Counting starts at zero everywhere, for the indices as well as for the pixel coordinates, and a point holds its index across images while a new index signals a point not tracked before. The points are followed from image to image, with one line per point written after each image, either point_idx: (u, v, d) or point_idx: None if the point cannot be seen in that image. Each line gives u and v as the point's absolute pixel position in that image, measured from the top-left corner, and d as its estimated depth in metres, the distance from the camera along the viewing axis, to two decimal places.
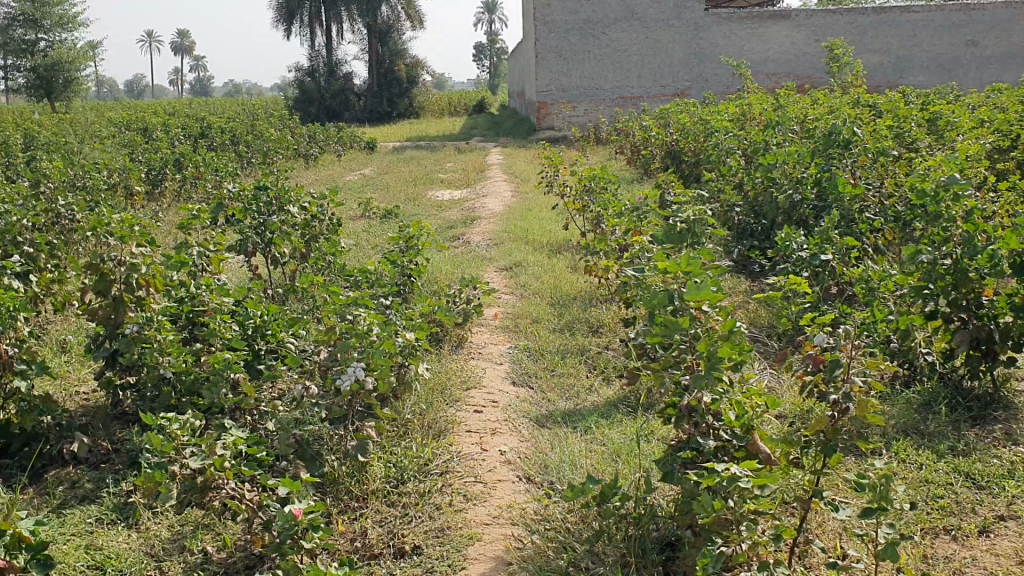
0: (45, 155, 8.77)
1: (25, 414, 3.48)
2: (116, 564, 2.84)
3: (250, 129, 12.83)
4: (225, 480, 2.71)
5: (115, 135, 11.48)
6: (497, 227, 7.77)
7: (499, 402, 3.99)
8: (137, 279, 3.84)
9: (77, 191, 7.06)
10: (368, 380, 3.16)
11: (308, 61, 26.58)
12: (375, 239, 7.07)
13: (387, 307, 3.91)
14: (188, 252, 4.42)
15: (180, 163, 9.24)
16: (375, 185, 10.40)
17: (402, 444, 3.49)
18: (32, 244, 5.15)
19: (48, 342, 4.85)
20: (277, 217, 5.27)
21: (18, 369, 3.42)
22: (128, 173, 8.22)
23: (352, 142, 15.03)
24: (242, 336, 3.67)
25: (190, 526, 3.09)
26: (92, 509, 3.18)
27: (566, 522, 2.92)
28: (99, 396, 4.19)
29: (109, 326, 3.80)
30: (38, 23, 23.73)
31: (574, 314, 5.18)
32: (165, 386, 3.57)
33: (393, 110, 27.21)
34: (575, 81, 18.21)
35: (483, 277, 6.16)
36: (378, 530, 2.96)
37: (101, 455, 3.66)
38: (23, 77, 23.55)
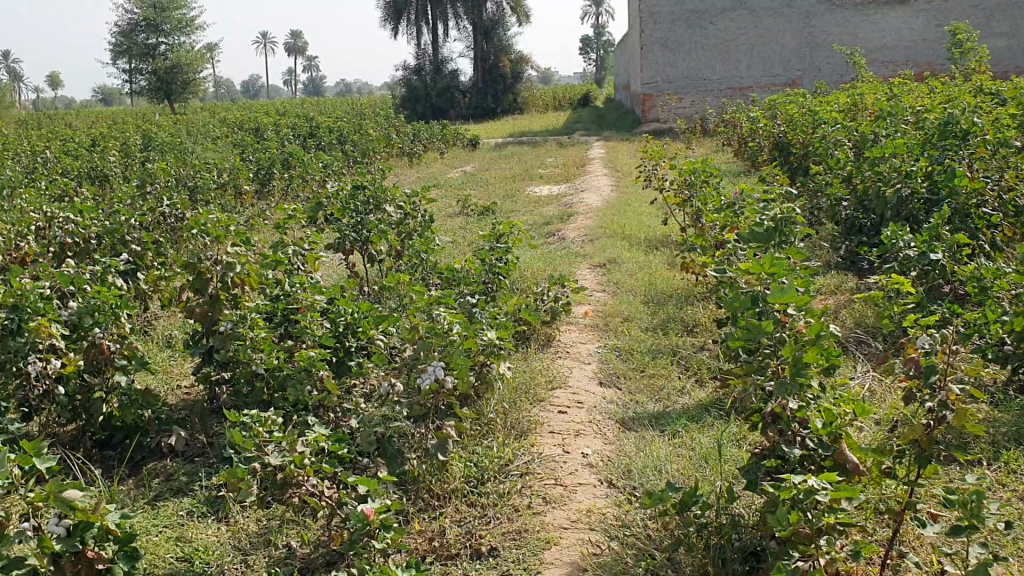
0: (158, 156, 9.17)
1: (126, 408, 3.71)
2: (204, 556, 2.94)
3: (356, 127, 13.11)
4: (305, 477, 2.73)
5: (227, 136, 11.93)
6: (594, 222, 7.71)
7: (584, 403, 3.95)
8: (232, 278, 3.97)
9: (186, 191, 7.36)
10: (447, 379, 3.14)
11: (416, 61, 27.06)
12: (471, 235, 7.11)
13: (472, 305, 3.90)
14: (285, 250, 4.53)
15: (288, 162, 9.54)
16: (475, 181, 10.45)
17: (483, 444, 3.50)
18: (140, 242, 5.39)
19: (155, 338, 5.10)
20: (373, 216, 5.35)
21: (119, 364, 3.65)
22: (237, 172, 8.51)
23: (455, 138, 15.12)
24: (333, 333, 3.73)
25: (276, 520, 3.18)
26: (184, 501, 3.31)
27: (646, 529, 2.86)
28: (199, 391, 4.39)
29: (206, 323, 3.92)
30: (159, 28, 24.87)
31: (668, 313, 5.09)
32: (258, 381, 3.66)
33: (497, 106, 27.33)
34: (682, 71, 17.96)
35: (576, 274, 6.10)
36: (456, 530, 2.97)
37: (197, 449, 3.85)
38: (145, 79, 24.61)
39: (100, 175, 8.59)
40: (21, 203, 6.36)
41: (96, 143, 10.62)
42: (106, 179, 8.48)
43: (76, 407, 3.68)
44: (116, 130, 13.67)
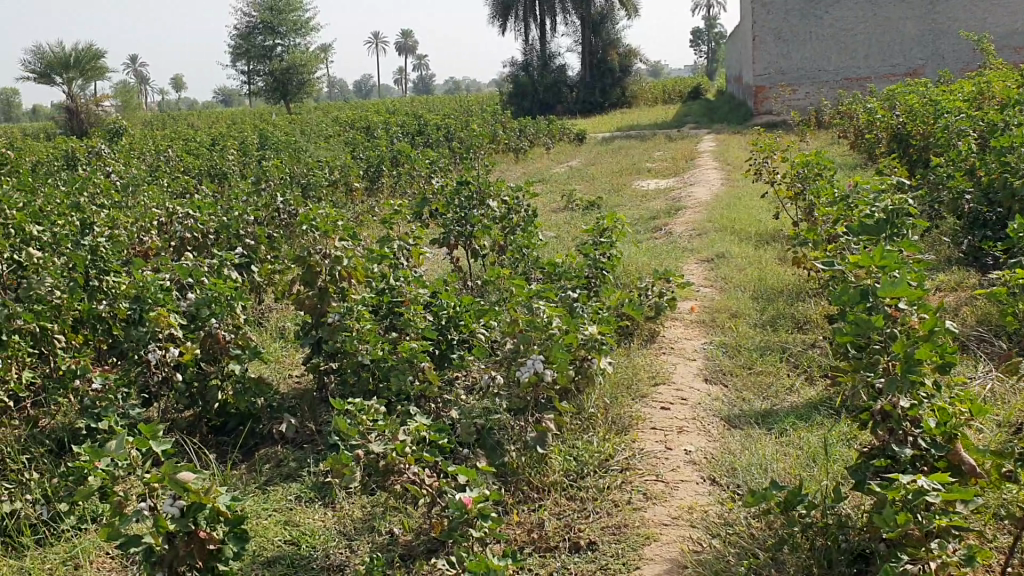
0: (273, 155, 9.49)
1: (241, 395, 3.88)
2: (311, 541, 3.06)
3: (464, 124, 13.25)
4: (406, 465, 2.78)
5: (339, 134, 12.25)
6: (702, 216, 7.58)
7: (688, 400, 3.89)
8: (340, 271, 4.11)
9: (298, 187, 7.59)
10: (547, 372, 3.14)
11: (524, 57, 27.17)
12: (576, 230, 7.10)
13: (574, 299, 3.91)
14: (390, 245, 4.62)
15: (396, 159, 9.72)
16: (581, 176, 10.42)
17: (584, 438, 3.49)
18: (254, 237, 5.60)
19: (269, 330, 5.28)
20: (477, 210, 5.40)
21: (233, 353, 3.82)
22: (348, 169, 8.73)
23: (562, 134, 15.09)
24: (436, 326, 3.79)
25: (379, 508, 3.26)
26: (293, 487, 3.46)
27: (749, 528, 2.80)
28: (309, 380, 4.55)
29: (315, 314, 4.06)
30: (275, 30, 25.69)
31: (777, 310, 4.96)
32: (364, 372, 3.76)
33: (606, 100, 27.17)
34: (796, 63, 17.45)
35: (682, 269, 6.01)
36: (555, 523, 2.97)
37: (307, 435, 4.01)
38: (262, 80, 25.46)
39: (219, 173, 8.94)
40: (145, 199, 6.67)
41: (215, 142, 11.05)
42: (225, 177, 8.81)
43: (194, 394, 3.86)
44: (235, 130, 14.18)
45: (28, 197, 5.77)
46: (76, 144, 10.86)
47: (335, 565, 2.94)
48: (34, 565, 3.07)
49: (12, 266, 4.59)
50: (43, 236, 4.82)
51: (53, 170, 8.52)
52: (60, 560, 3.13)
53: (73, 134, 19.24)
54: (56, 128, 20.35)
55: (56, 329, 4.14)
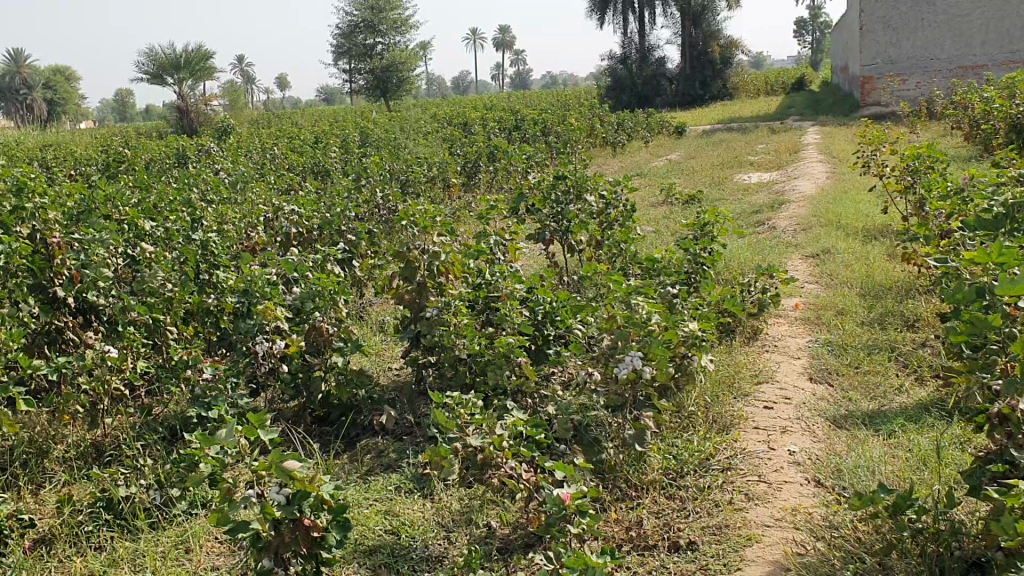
0: (374, 152, 9.68)
1: (342, 386, 4.00)
2: (410, 531, 3.12)
3: (562, 118, 13.23)
4: (504, 459, 2.78)
5: (438, 131, 12.39)
6: (807, 211, 7.39)
7: (792, 399, 3.79)
8: (438, 266, 4.14)
9: (398, 183, 7.72)
10: (646, 369, 3.10)
11: (622, 50, 26.96)
12: (675, 225, 7.01)
13: (674, 296, 3.87)
14: (487, 240, 4.64)
15: (494, 155, 9.77)
16: (681, 170, 10.28)
17: (683, 436, 3.45)
18: (355, 233, 5.72)
19: (369, 323, 5.38)
20: (575, 206, 5.37)
21: (336, 346, 3.93)
22: (446, 166, 8.81)
23: (661, 127, 14.91)
24: (532, 321, 3.79)
25: (477, 500, 3.30)
26: (393, 478, 3.53)
27: (855, 531, 2.71)
28: (408, 373, 4.62)
29: (415, 309, 4.13)
30: (375, 27, 26.14)
31: (886, 307, 4.80)
32: (461, 366, 3.80)
33: (705, 93, 26.77)
34: (906, 52, 16.86)
35: (786, 265, 5.87)
36: (654, 522, 2.94)
37: (406, 427, 4.09)
38: (363, 79, 25.94)
39: (322, 170, 9.15)
40: (252, 196, 6.88)
41: (318, 140, 11.31)
42: (327, 174, 9.02)
43: (299, 385, 3.98)
44: (337, 127, 14.49)
45: (143, 193, 6.02)
46: (188, 142, 11.27)
47: (434, 556, 2.98)
48: (148, 548, 3.20)
49: (128, 260, 4.79)
50: (156, 231, 5.01)
51: (167, 167, 8.86)
52: (172, 542, 3.26)
53: (184, 133, 19.98)
54: (168, 127, 21.15)
55: (169, 321, 4.31)
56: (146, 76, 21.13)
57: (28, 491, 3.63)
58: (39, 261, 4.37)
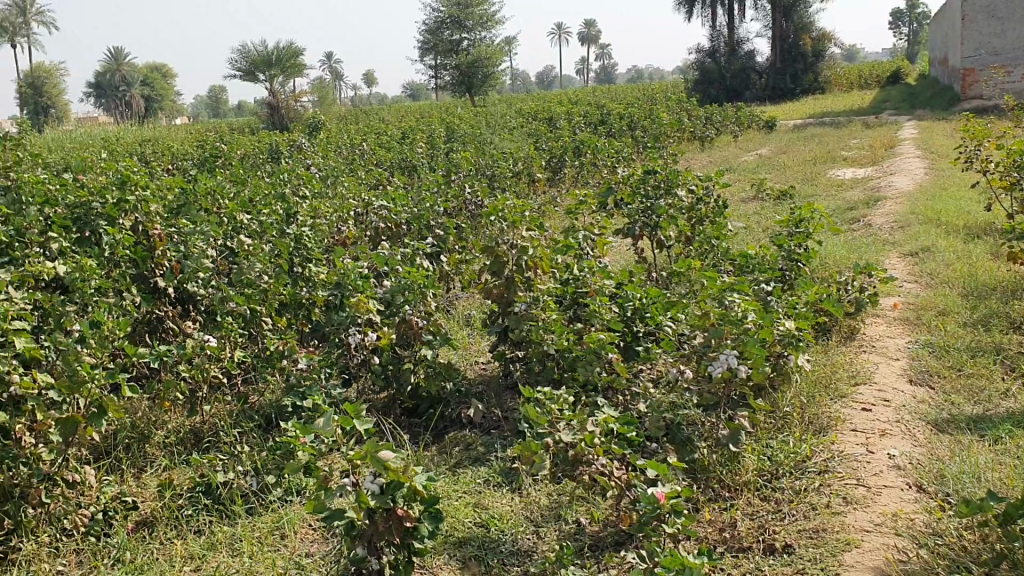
0: (461, 147, 9.74)
1: (431, 379, 4.04)
2: (500, 524, 3.13)
3: (649, 113, 13.10)
4: (595, 456, 2.74)
5: (524, 126, 12.39)
6: (904, 207, 7.15)
7: (891, 402, 3.68)
8: (526, 261, 4.12)
9: (485, 178, 7.75)
10: (741, 368, 3.04)
11: (710, 44, 26.55)
12: (767, 221, 6.87)
13: (768, 294, 3.79)
14: (576, 235, 4.59)
15: (579, 150, 9.72)
16: (772, 165, 10.08)
17: (778, 437, 3.38)
18: (443, 228, 5.76)
19: (455, 317, 5.42)
20: (665, 201, 5.30)
21: (425, 339, 3.97)
22: (532, 160, 8.80)
23: (751, 122, 14.62)
24: (621, 317, 3.75)
25: (566, 496, 3.29)
26: (482, 471, 3.55)
27: (960, 539, 2.61)
28: (494, 367, 4.64)
29: (503, 303, 4.11)
30: (462, 23, 26.29)
31: (991, 308, 4.61)
32: (550, 361, 3.79)
33: (796, 86, 26.04)
34: (1012, 42, 16.13)
35: (884, 263, 5.70)
36: (749, 523, 2.89)
37: (493, 421, 4.10)
38: (449, 74, 26.13)
39: (409, 165, 9.25)
40: (342, 190, 6.99)
41: (406, 135, 11.44)
42: (414, 169, 9.12)
43: (389, 376, 4.03)
44: (423, 123, 14.62)
45: (239, 187, 6.17)
46: (280, 137, 11.51)
47: (523, 550, 2.99)
48: (245, 532, 3.29)
49: (226, 252, 4.93)
50: (252, 223, 5.14)
51: (260, 162, 9.07)
52: (268, 527, 3.34)
53: (275, 129, 20.43)
54: (260, 123, 21.64)
55: (264, 312, 4.42)
56: (239, 73, 21.67)
57: (132, 474, 3.79)
58: (142, 252, 4.57)
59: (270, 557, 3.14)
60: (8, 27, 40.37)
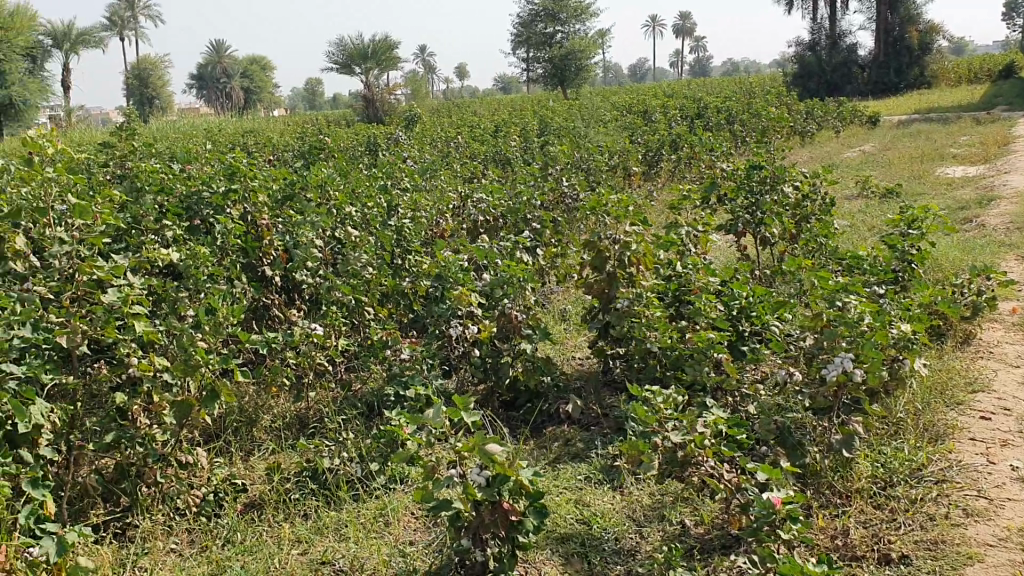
0: (556, 140, 9.74)
1: (530, 373, 4.04)
2: (602, 522, 3.11)
3: (747, 107, 12.87)
4: (705, 457, 2.71)
5: (619, 119, 12.31)
6: (1021, 207, 6.86)
7: (1012, 411, 3.52)
8: (629, 256, 4.05)
9: (582, 172, 7.73)
10: (856, 372, 2.97)
11: (810, 37, 25.94)
12: (873, 220, 6.67)
13: (880, 295, 3.67)
14: (678, 231, 4.50)
15: (675, 144, 9.61)
16: (876, 161, 9.79)
17: (892, 444, 3.27)
18: (540, 221, 5.76)
19: (551, 312, 5.41)
20: (769, 197, 5.20)
21: (525, 333, 3.98)
22: (628, 154, 8.75)
23: (853, 117, 14.22)
24: (727, 316, 3.68)
25: (669, 497, 3.25)
26: (582, 467, 3.53)
27: None
28: (592, 363, 4.61)
29: (604, 299, 4.08)
30: (556, 16, 26.35)
31: None
32: (652, 358, 3.75)
33: (900, 81, 25.31)
34: None
35: (1000, 266, 5.47)
36: (861, 532, 2.80)
37: (592, 417, 4.08)
38: (542, 67, 26.13)
39: (504, 159, 9.29)
40: (441, 183, 7.07)
41: (500, 128, 11.50)
42: (509, 162, 9.15)
43: (488, 369, 4.05)
44: (516, 115, 14.66)
45: (341, 178, 6.29)
46: (377, 129, 11.68)
47: (626, 549, 2.96)
48: (350, 519, 3.35)
49: (332, 243, 5.03)
50: (357, 214, 5.23)
51: (359, 154, 9.23)
52: (372, 514, 3.40)
53: (369, 121, 20.76)
54: (355, 115, 22.04)
55: (367, 302, 4.49)
56: (336, 66, 22.12)
57: (240, 457, 3.90)
58: (251, 241, 4.70)
59: (374, 544, 3.19)
60: (117, 21, 41.99)
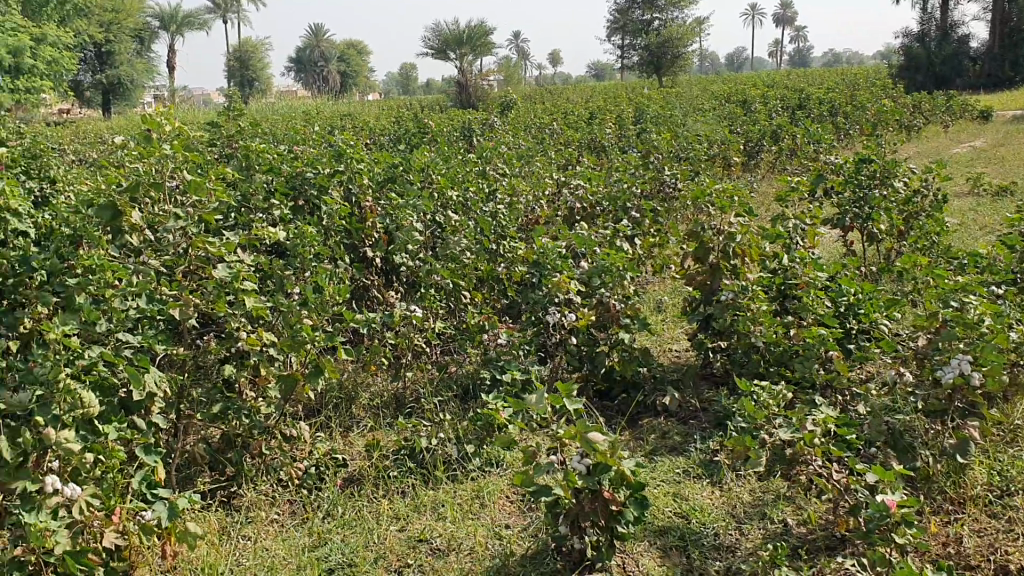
0: (654, 128, 9.64)
1: (626, 363, 4.01)
2: (700, 517, 3.07)
3: (852, 99, 12.50)
4: (814, 456, 2.66)
5: (717, 108, 12.11)
6: None
7: None
8: (733, 248, 4.03)
9: (682, 161, 7.63)
10: (974, 375, 2.87)
11: (920, 27, 25.03)
12: (987, 218, 6.42)
13: (999, 296, 3.53)
14: (785, 224, 4.40)
15: (777, 135, 9.40)
16: (990, 158, 9.40)
17: (1009, 452, 3.15)
18: (640, 210, 5.70)
19: (647, 302, 5.36)
20: (879, 191, 5.04)
21: (624, 323, 3.95)
22: (728, 144, 8.61)
23: (964, 111, 13.68)
24: (834, 313, 3.58)
25: (771, 495, 3.19)
26: (680, 460, 3.50)
27: None
28: (690, 355, 4.56)
29: (706, 291, 4.05)
30: (654, 3, 26.04)
31: None
32: (755, 353, 3.70)
33: (1015, 75, 24.24)
34: None
35: None
36: (976, 541, 2.70)
37: (690, 411, 4.03)
38: (638, 55, 25.86)
39: (600, 146, 9.23)
40: (538, 169, 7.07)
41: (595, 115, 11.44)
42: (605, 150, 9.09)
43: (584, 357, 4.04)
44: (612, 103, 14.56)
45: (442, 161, 6.35)
46: (473, 114, 11.75)
47: (726, 546, 2.92)
48: (447, 499, 3.39)
49: (432, 226, 5.08)
50: (457, 198, 5.27)
51: (456, 138, 9.30)
52: (468, 495, 3.44)
53: (463, 106, 20.89)
54: (448, 100, 22.20)
55: (464, 286, 4.52)
56: (432, 51, 22.33)
57: (340, 433, 3.98)
58: (355, 223, 4.78)
59: (471, 525, 3.22)
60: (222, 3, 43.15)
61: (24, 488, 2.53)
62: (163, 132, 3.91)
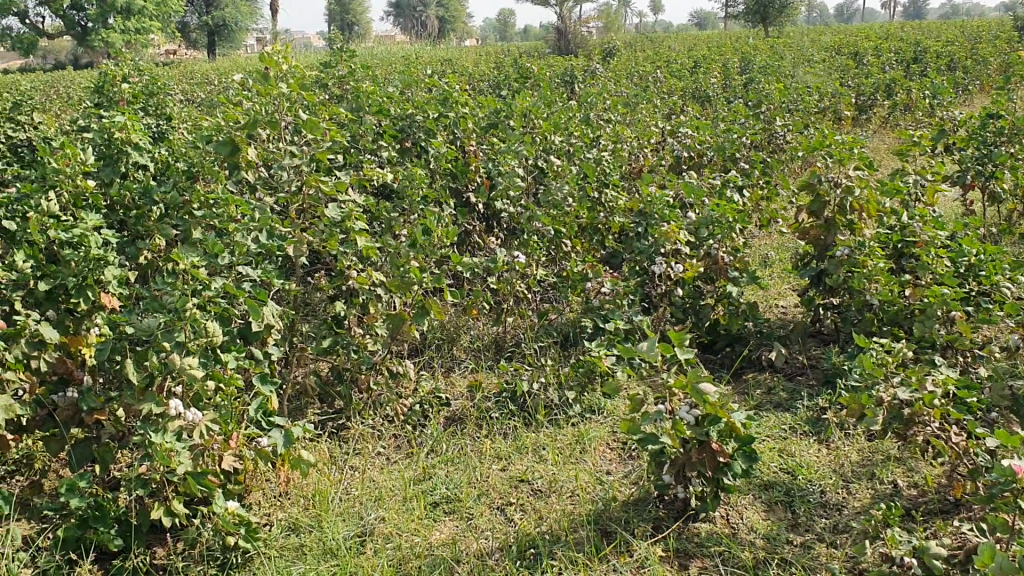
0: (762, 78, 9.36)
1: (732, 316, 3.96)
2: (807, 474, 3.04)
3: (975, 52, 11.90)
4: (932, 417, 2.60)
5: (829, 60, 11.68)
6: None
7: None
8: (851, 202, 3.82)
9: (791, 113, 7.40)
10: None
11: None
12: None
13: None
14: (904, 180, 4.25)
15: (892, 89, 9.04)
16: None
17: None
18: (748, 162, 5.58)
19: (752, 256, 5.26)
20: (1006, 148, 4.82)
21: (731, 277, 3.89)
22: (839, 97, 8.31)
23: None
24: (954, 273, 3.46)
25: (880, 455, 3.14)
26: (786, 417, 3.45)
27: None
28: (797, 312, 4.48)
29: (819, 246, 3.90)
30: None
31: None
32: (868, 312, 3.63)
33: None
34: None
35: None
36: None
37: (796, 367, 3.98)
38: (744, 4, 25.06)
39: (704, 96, 9.02)
40: (642, 117, 6.96)
41: (700, 64, 11.19)
42: (708, 100, 8.89)
43: (689, 309, 4.00)
44: (717, 52, 14.18)
45: (545, 107, 6.31)
46: (575, 61, 11.61)
47: (833, 504, 2.90)
48: (550, 442, 3.43)
49: (535, 172, 5.07)
50: (561, 144, 5.23)
51: (557, 84, 9.21)
52: (570, 440, 3.46)
53: (562, 54, 20.61)
54: (547, 47, 21.96)
55: (567, 234, 4.51)
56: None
57: (442, 373, 4.05)
58: (460, 167, 4.80)
59: (573, 469, 3.24)
60: None
61: (150, 410, 2.58)
62: (280, 70, 3.94)
